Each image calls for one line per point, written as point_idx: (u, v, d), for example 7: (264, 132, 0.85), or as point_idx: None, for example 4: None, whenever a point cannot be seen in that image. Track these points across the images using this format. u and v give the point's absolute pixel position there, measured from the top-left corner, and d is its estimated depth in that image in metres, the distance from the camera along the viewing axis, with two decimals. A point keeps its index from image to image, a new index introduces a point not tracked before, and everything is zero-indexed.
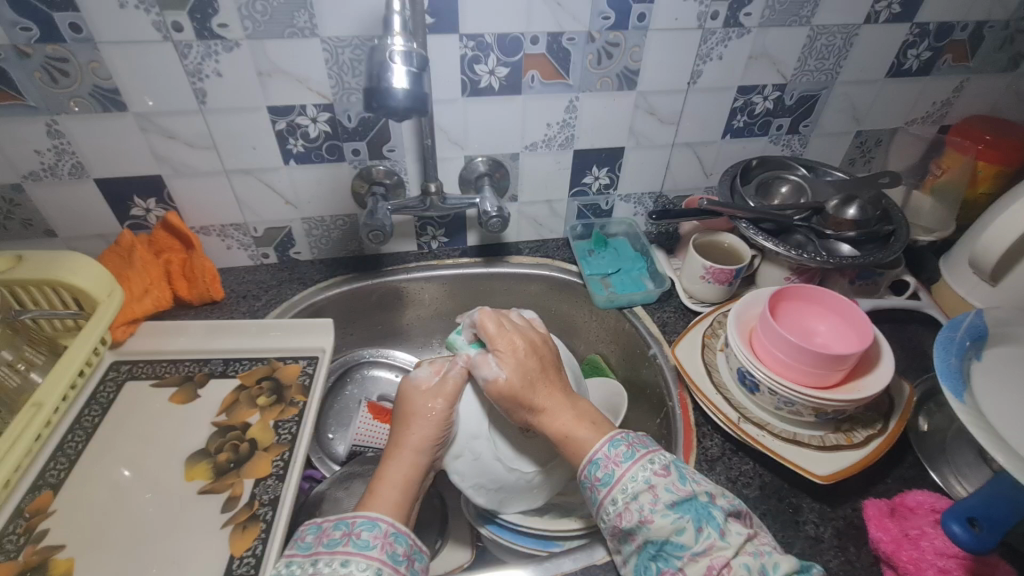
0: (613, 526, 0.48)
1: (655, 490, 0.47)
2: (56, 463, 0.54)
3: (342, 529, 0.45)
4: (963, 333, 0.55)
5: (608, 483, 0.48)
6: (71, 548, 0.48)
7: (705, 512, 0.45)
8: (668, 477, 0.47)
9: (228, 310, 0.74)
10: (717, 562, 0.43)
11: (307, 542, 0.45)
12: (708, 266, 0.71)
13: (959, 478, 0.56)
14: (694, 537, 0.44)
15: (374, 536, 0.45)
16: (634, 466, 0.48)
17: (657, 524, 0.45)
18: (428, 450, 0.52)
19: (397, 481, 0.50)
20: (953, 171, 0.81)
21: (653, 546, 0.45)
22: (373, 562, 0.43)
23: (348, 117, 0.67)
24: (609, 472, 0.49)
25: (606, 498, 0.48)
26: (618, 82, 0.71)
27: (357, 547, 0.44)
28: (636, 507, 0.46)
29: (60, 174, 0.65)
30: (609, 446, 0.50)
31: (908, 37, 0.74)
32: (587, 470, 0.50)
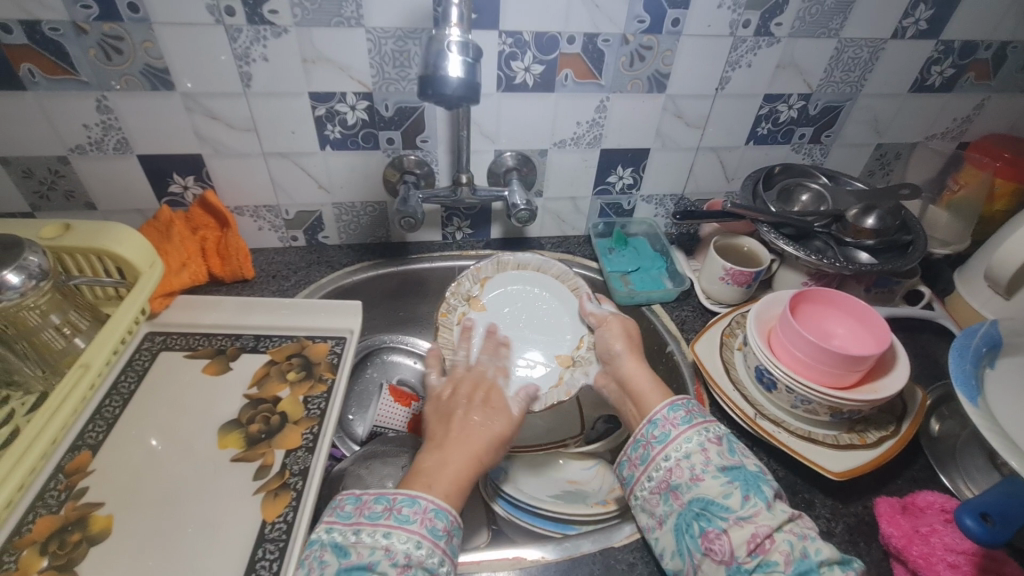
0: (658, 484, 0.51)
1: (707, 453, 0.50)
2: (95, 425, 0.56)
3: (383, 504, 0.47)
4: (978, 341, 0.57)
5: (663, 441, 0.52)
6: (110, 506, 0.50)
7: (754, 482, 0.47)
8: (720, 445, 0.50)
9: (259, 289, 0.76)
10: (761, 530, 0.44)
11: (346, 512, 0.47)
12: (728, 267, 0.73)
13: (968, 481, 0.57)
14: (740, 502, 0.46)
15: (415, 511, 0.46)
16: (691, 430, 0.52)
17: (706, 483, 0.48)
18: (493, 434, 0.55)
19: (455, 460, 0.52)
20: (971, 187, 0.82)
21: (697, 505, 0.47)
22: (413, 536, 0.45)
23: (385, 107, 0.69)
24: (666, 431, 0.52)
25: (659, 454, 0.52)
26: (648, 85, 0.73)
27: (398, 521, 0.45)
28: (689, 465, 0.50)
29: (104, 149, 0.67)
30: (670, 408, 0.54)
31: (933, 54, 0.76)
32: (645, 428, 0.54)
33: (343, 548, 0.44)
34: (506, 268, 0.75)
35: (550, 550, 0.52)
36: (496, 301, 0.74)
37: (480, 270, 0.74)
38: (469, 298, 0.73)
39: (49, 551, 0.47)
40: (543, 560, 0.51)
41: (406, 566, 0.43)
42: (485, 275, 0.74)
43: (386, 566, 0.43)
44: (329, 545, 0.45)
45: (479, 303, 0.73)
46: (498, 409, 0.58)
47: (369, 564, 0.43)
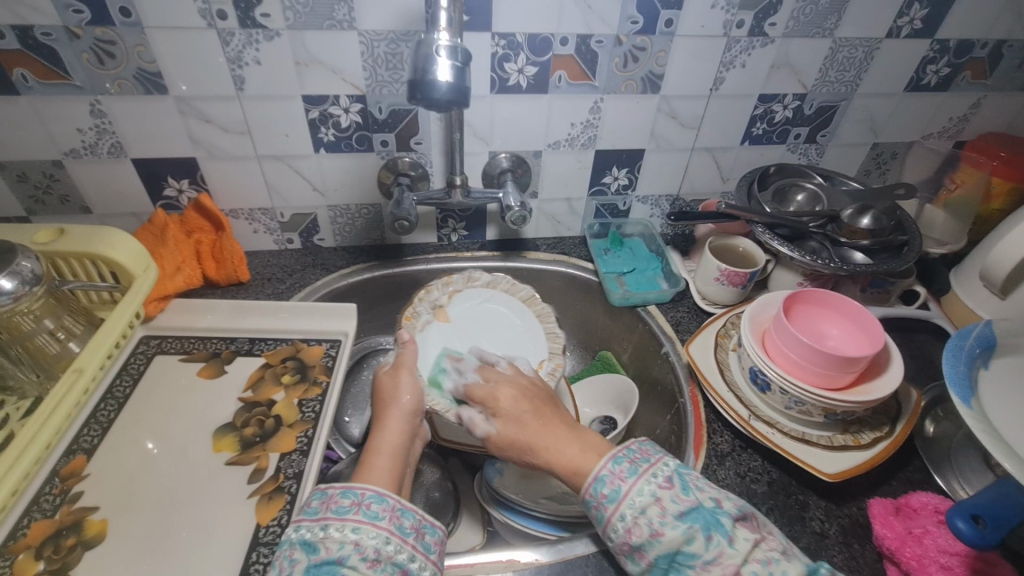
0: (622, 545, 0.46)
1: (662, 503, 0.45)
2: (90, 430, 0.57)
3: (350, 499, 0.47)
4: (972, 342, 0.57)
5: (615, 500, 0.47)
6: (103, 510, 0.50)
7: (714, 520, 0.44)
8: (673, 488, 0.46)
9: (254, 291, 0.76)
10: (729, 571, 0.42)
11: (313, 508, 0.47)
12: (723, 268, 0.73)
13: (962, 482, 0.57)
14: (704, 545, 0.43)
15: (383, 508, 0.47)
16: (639, 481, 0.47)
17: (667, 537, 0.44)
18: (412, 422, 0.57)
19: (385, 450, 0.54)
20: (967, 186, 0.82)
21: (664, 559, 0.44)
22: (381, 531, 0.45)
23: (379, 109, 0.69)
24: (615, 488, 0.47)
25: (613, 515, 0.46)
26: (642, 85, 0.73)
27: (367, 517, 0.46)
28: (646, 520, 0.45)
29: (99, 153, 0.67)
30: (613, 462, 0.49)
31: (928, 53, 0.76)
32: (592, 487, 0.48)
33: (312, 544, 0.44)
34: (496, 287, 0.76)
35: (544, 553, 0.52)
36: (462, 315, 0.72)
37: (450, 282, 0.75)
38: (436, 308, 0.72)
39: (44, 555, 0.47)
40: (537, 563, 0.51)
41: (374, 561, 0.43)
42: (456, 289, 0.75)
43: (356, 561, 0.43)
44: (298, 543, 0.44)
45: (445, 314, 0.72)
46: (419, 393, 0.59)
47: (338, 558, 0.43)
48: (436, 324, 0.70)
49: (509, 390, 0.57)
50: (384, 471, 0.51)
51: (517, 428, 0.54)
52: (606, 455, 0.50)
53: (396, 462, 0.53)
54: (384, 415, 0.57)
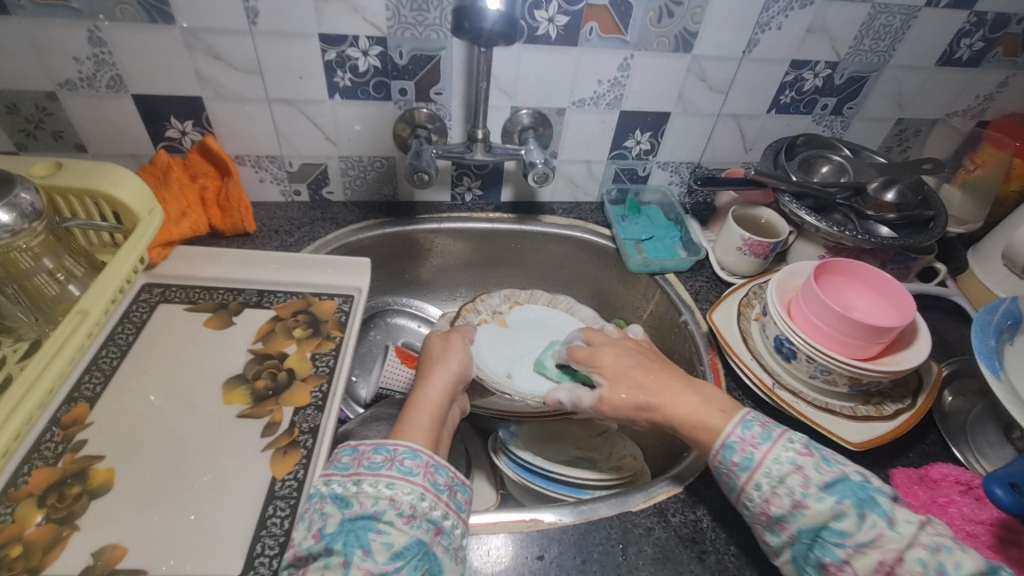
0: (758, 515, 0.43)
1: (804, 471, 0.42)
2: (92, 377, 0.54)
3: (383, 454, 0.45)
4: (1000, 316, 0.57)
5: (749, 468, 0.43)
6: (109, 459, 0.48)
7: (867, 496, 0.40)
8: (814, 456, 0.43)
9: (261, 244, 0.72)
10: (889, 556, 0.38)
11: (344, 464, 0.46)
12: (747, 237, 0.71)
13: (979, 456, 0.57)
14: (857, 524, 0.39)
15: (416, 464, 0.45)
16: (776, 447, 0.43)
17: (812, 511, 0.40)
18: (455, 386, 0.56)
19: (426, 407, 0.51)
20: (987, 167, 0.81)
21: (807, 535, 0.41)
22: (417, 488, 0.43)
23: (399, 54, 0.65)
24: (748, 455, 0.44)
25: (748, 484, 0.43)
26: (675, 43, 0.70)
27: (400, 472, 0.44)
28: (787, 491, 0.42)
29: (97, 86, 0.63)
30: (743, 426, 0.45)
31: (964, 25, 0.74)
32: (721, 455, 0.45)
33: (344, 499, 0.43)
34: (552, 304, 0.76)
35: (567, 514, 0.50)
36: (519, 321, 0.74)
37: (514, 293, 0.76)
38: (497, 313, 0.73)
39: (47, 504, 0.45)
40: (560, 524, 0.50)
41: (411, 518, 0.42)
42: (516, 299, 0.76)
43: (393, 516, 0.42)
44: (329, 498, 0.44)
45: (503, 320, 0.73)
46: (466, 362, 0.58)
47: (374, 514, 0.42)
48: (491, 325, 0.72)
49: (612, 353, 0.55)
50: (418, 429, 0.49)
51: (627, 364, 0.54)
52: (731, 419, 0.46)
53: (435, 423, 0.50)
54: (429, 375, 0.55)
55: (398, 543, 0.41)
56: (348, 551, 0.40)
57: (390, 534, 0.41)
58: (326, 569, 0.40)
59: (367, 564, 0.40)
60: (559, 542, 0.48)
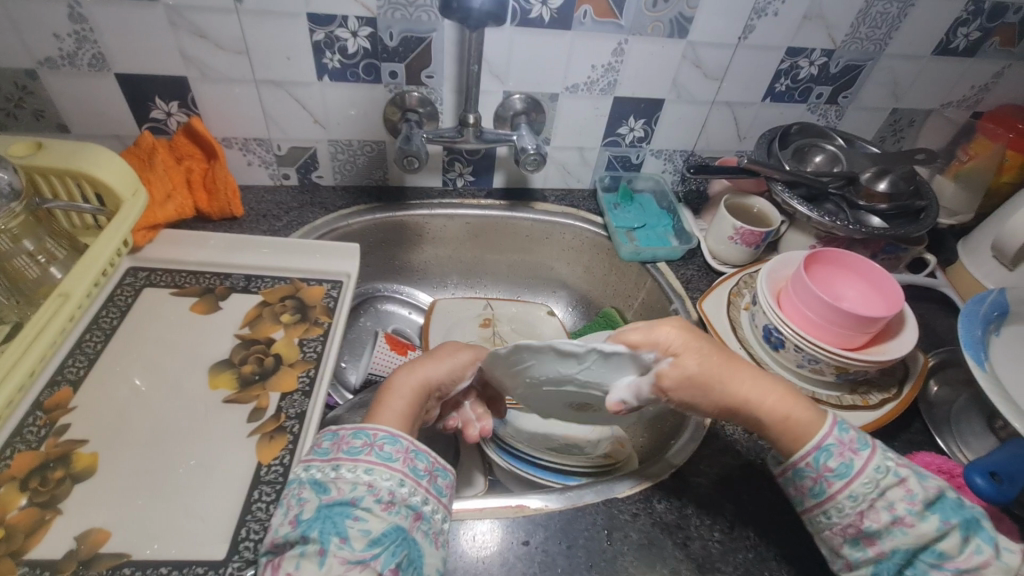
0: (845, 526, 0.43)
1: (907, 486, 0.42)
2: (75, 361, 0.53)
3: (361, 440, 0.45)
4: (987, 307, 0.56)
5: (845, 476, 0.43)
6: (94, 443, 0.48)
7: (972, 519, 0.41)
8: (912, 472, 0.43)
9: (249, 228, 0.71)
10: None
11: (324, 449, 0.45)
12: (739, 226, 0.71)
13: (962, 445, 0.58)
14: (959, 546, 0.40)
15: (396, 450, 0.45)
16: (877, 457, 0.43)
17: (916, 528, 0.41)
18: (445, 381, 0.52)
19: (404, 392, 0.50)
20: (980, 159, 0.80)
21: (902, 554, 0.41)
22: (396, 474, 0.43)
23: (389, 36, 0.64)
24: (846, 463, 0.43)
25: (841, 493, 0.43)
26: (670, 28, 0.69)
27: (380, 458, 0.44)
28: (887, 505, 0.42)
29: (78, 64, 0.61)
30: (842, 430, 0.45)
31: (962, 14, 0.73)
32: (815, 458, 0.44)
33: (321, 485, 0.43)
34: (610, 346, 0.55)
35: (554, 499, 0.51)
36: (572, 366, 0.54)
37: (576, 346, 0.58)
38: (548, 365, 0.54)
39: (30, 487, 0.44)
40: (546, 509, 0.50)
41: (389, 504, 0.42)
42: None
43: (371, 503, 0.42)
44: (307, 483, 0.43)
45: None
46: (465, 367, 0.53)
47: (352, 500, 0.41)
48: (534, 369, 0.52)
49: (675, 333, 0.44)
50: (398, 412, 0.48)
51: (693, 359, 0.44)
52: (826, 421, 0.45)
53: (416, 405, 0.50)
54: (420, 363, 0.53)
55: (375, 530, 0.41)
56: (325, 538, 0.40)
57: (367, 520, 0.41)
58: (302, 557, 0.39)
59: (344, 551, 0.40)
60: (545, 527, 0.49)
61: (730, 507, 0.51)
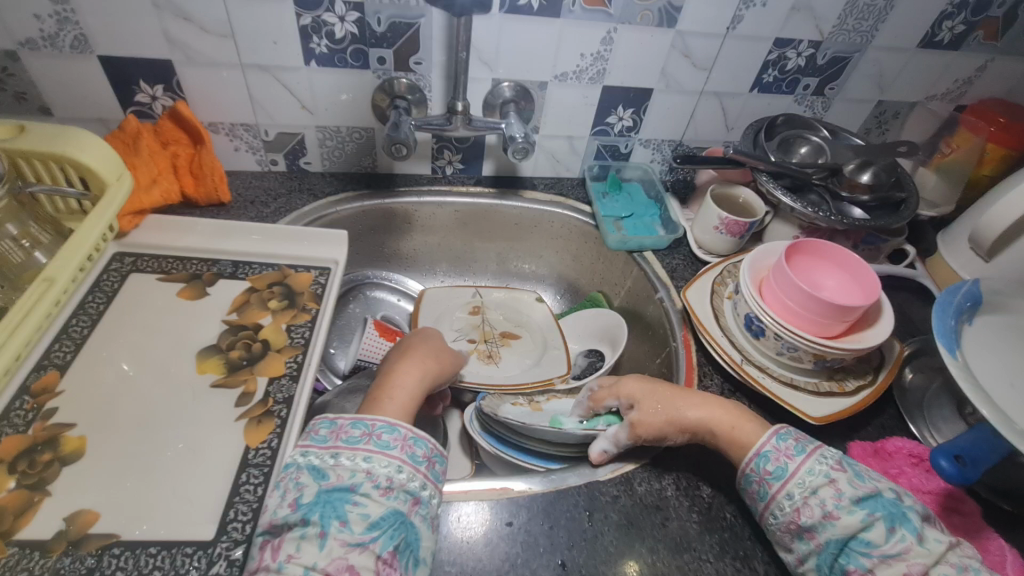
0: (787, 524, 0.45)
1: (837, 484, 0.44)
2: (62, 346, 0.53)
3: (360, 428, 0.46)
4: (961, 297, 0.58)
5: (781, 477, 0.46)
6: (82, 428, 0.48)
7: (898, 511, 0.42)
8: (845, 472, 0.45)
9: (236, 214, 0.71)
10: (914, 569, 0.40)
11: (321, 436, 0.46)
12: (724, 216, 0.72)
13: (932, 430, 0.60)
14: (885, 536, 0.41)
15: (395, 438, 0.46)
16: (809, 460, 0.46)
17: (843, 521, 0.42)
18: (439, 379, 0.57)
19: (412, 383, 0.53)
20: (962, 151, 0.82)
21: (835, 546, 0.42)
22: (394, 460, 0.45)
23: (377, 21, 0.64)
24: (782, 465, 0.46)
25: (779, 493, 0.46)
26: (658, 18, 0.69)
27: (378, 446, 0.45)
28: (818, 502, 0.44)
29: (60, 46, 0.60)
30: (778, 438, 0.48)
31: (947, 7, 0.74)
32: (755, 463, 0.48)
33: (320, 471, 0.44)
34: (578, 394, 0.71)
35: (537, 482, 0.53)
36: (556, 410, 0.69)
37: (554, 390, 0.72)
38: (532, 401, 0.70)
39: (18, 470, 0.45)
40: (530, 492, 0.51)
41: (388, 490, 0.43)
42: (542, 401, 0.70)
43: (369, 488, 0.43)
44: (305, 468, 0.44)
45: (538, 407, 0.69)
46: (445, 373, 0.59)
47: (351, 486, 0.43)
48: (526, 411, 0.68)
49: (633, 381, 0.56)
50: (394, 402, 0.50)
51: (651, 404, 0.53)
52: (768, 432, 0.49)
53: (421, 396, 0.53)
54: (422, 356, 0.57)
55: (374, 514, 0.42)
56: (325, 522, 0.41)
57: (367, 505, 0.42)
58: (303, 540, 0.41)
59: (344, 534, 0.41)
60: (527, 508, 0.50)
61: (708, 489, 0.53)
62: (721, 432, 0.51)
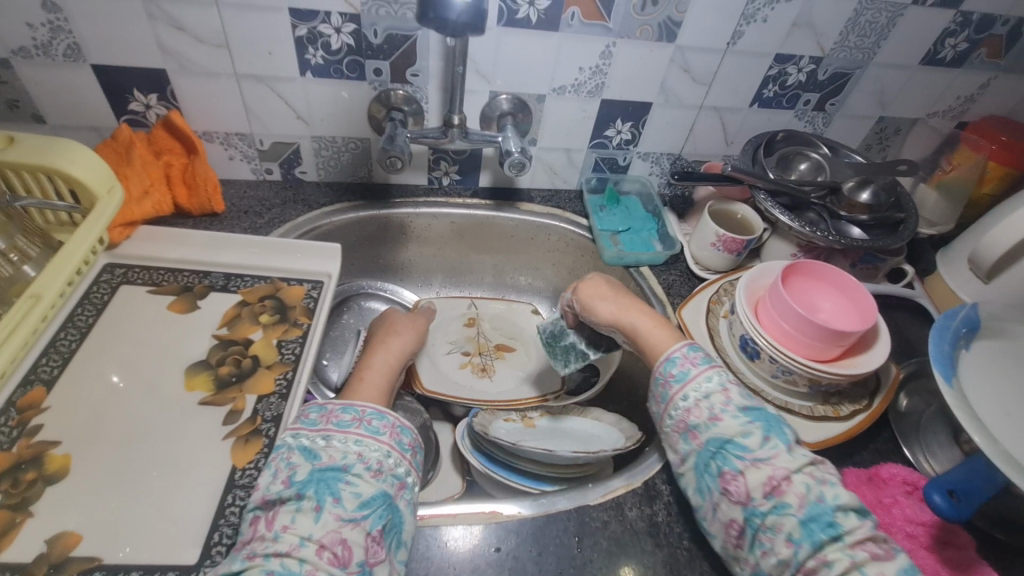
0: (678, 423, 0.50)
1: (727, 393, 0.49)
2: (49, 360, 0.53)
3: (351, 414, 0.48)
4: (958, 323, 0.58)
5: (682, 380, 0.51)
6: (67, 445, 0.48)
7: (774, 424, 0.46)
8: (741, 389, 0.50)
9: (229, 224, 0.70)
10: (777, 474, 0.43)
11: (311, 419, 0.48)
12: (721, 233, 0.71)
13: (927, 455, 0.60)
14: (759, 442, 0.45)
15: (383, 425, 0.49)
16: (711, 370, 0.51)
17: (724, 423, 0.47)
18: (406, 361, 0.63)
19: (381, 369, 0.59)
20: (962, 169, 0.80)
21: (715, 444, 0.46)
22: (383, 445, 0.47)
23: (374, 33, 0.63)
24: (685, 370, 0.51)
25: (678, 394, 0.50)
26: (658, 32, 0.68)
27: (369, 430, 0.47)
28: (708, 405, 0.48)
29: (53, 55, 0.60)
30: (690, 349, 0.53)
31: (950, 25, 0.73)
32: (663, 367, 0.52)
33: (312, 451, 0.45)
34: (571, 411, 0.71)
35: (526, 506, 0.52)
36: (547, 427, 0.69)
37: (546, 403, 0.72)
38: (524, 416, 0.70)
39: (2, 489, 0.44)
40: (519, 516, 0.51)
41: (378, 472, 0.45)
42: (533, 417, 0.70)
43: (361, 469, 0.44)
44: (296, 449, 0.46)
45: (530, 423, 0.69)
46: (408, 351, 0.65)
47: (343, 466, 0.44)
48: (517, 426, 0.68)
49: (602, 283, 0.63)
50: (369, 395, 0.54)
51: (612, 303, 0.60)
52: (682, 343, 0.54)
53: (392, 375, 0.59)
54: (390, 343, 0.64)
55: (365, 493, 0.43)
56: (319, 497, 0.42)
57: (358, 484, 0.43)
58: (299, 512, 0.41)
59: (337, 510, 0.42)
60: (516, 533, 0.50)
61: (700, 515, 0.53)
62: (641, 324, 0.57)
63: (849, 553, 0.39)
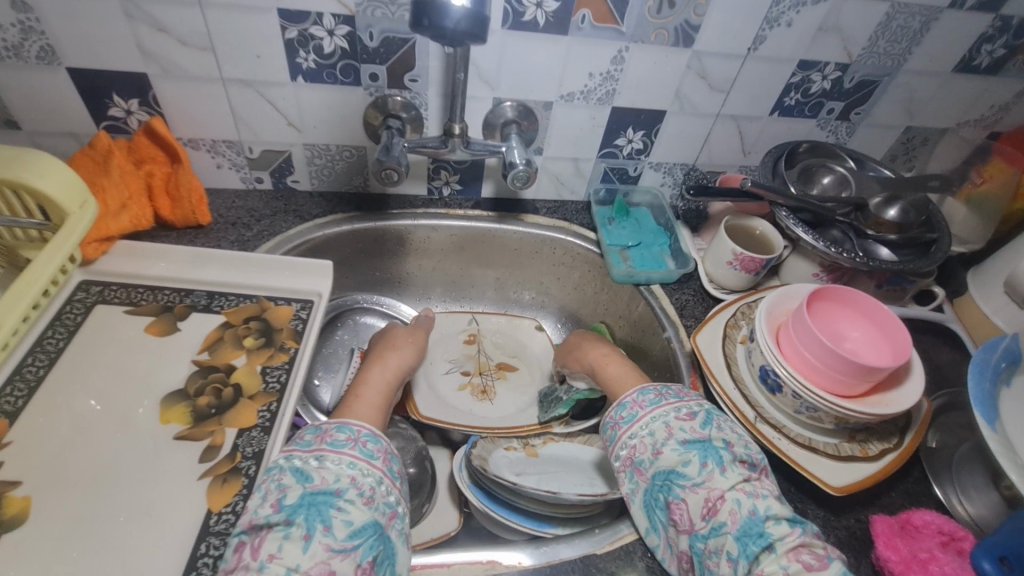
0: (624, 461, 0.48)
1: (670, 429, 0.47)
2: (15, 389, 0.49)
3: (346, 433, 0.45)
4: (998, 356, 0.53)
5: (630, 421, 0.49)
6: (28, 486, 0.44)
7: (712, 450, 0.45)
8: (692, 420, 0.47)
9: (216, 237, 0.66)
10: (713, 494, 0.42)
11: (306, 440, 0.45)
12: (738, 252, 0.67)
13: (961, 498, 0.55)
14: (698, 470, 0.44)
15: (378, 449, 0.45)
16: (658, 409, 0.49)
17: (664, 455, 0.45)
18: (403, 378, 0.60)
19: (377, 386, 0.55)
20: (995, 182, 0.74)
21: (660, 478, 0.45)
22: (377, 471, 0.43)
23: (369, 36, 0.59)
24: (633, 412, 0.50)
25: (624, 434, 0.49)
26: (674, 37, 0.63)
27: (363, 454, 0.44)
28: (651, 441, 0.47)
29: (25, 57, 0.56)
30: (640, 391, 0.51)
31: (987, 30, 0.68)
32: (614, 411, 0.51)
33: (304, 473, 0.41)
34: (577, 436, 0.66)
35: (529, 554, 0.48)
36: (551, 457, 0.64)
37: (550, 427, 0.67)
38: (527, 444, 0.65)
39: None
40: (520, 567, 0.47)
41: (371, 499, 0.41)
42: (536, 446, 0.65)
43: (353, 496, 0.40)
44: (288, 470, 0.42)
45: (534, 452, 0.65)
46: (409, 363, 0.62)
47: (336, 491, 0.40)
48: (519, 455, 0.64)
49: (578, 335, 0.69)
50: (366, 415, 0.50)
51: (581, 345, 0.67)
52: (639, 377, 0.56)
53: (388, 393, 0.56)
54: (387, 356, 0.61)
55: (356, 522, 0.39)
56: (310, 525, 0.38)
57: (350, 512, 0.40)
58: (286, 540, 0.38)
59: (327, 539, 0.38)
60: None
61: None
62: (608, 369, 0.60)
63: (782, 564, 0.39)
